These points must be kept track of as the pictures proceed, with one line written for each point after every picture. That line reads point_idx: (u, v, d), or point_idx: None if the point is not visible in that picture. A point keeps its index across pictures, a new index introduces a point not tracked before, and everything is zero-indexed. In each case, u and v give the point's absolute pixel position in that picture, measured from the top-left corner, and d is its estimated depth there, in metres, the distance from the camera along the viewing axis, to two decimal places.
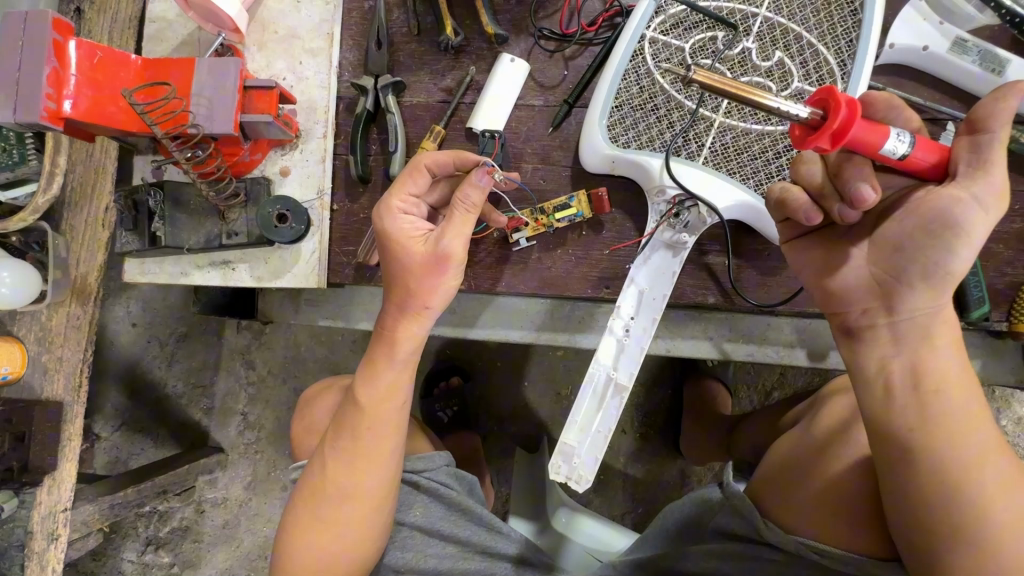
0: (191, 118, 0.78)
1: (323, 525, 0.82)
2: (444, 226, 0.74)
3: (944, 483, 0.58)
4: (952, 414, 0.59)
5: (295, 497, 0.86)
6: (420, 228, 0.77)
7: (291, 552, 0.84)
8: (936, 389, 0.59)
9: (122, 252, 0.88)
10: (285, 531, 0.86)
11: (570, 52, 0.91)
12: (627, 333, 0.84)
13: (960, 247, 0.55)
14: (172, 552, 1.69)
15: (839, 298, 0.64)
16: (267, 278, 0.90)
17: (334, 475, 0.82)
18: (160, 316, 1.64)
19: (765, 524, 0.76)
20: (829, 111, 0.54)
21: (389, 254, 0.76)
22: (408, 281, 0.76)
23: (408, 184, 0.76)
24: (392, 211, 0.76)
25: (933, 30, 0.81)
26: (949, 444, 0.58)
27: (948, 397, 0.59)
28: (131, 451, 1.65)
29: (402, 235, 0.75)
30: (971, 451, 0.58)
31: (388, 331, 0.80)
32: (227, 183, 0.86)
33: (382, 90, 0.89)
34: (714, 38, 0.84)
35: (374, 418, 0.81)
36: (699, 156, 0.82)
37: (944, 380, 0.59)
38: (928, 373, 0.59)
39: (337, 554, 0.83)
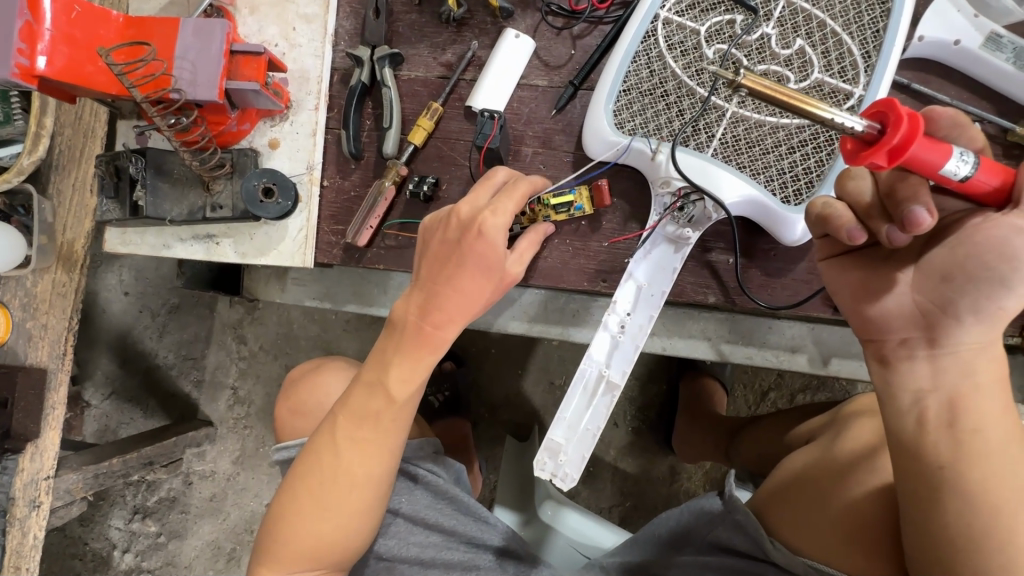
0: (174, 82, 0.74)
1: (320, 512, 0.79)
2: (522, 256, 0.75)
3: (979, 526, 0.55)
4: (991, 453, 0.55)
5: (291, 480, 0.81)
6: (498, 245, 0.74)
7: (280, 534, 0.81)
8: (973, 425, 0.56)
9: (103, 221, 0.85)
10: (274, 512, 0.82)
11: (578, 30, 0.86)
12: (622, 330, 0.80)
13: (1016, 282, 0.52)
14: (159, 522, 1.69)
15: (877, 324, 0.60)
16: (252, 254, 0.86)
17: (343, 465, 0.79)
18: (153, 286, 1.62)
19: (772, 545, 0.77)
20: (887, 125, 0.50)
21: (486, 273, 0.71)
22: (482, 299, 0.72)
23: (514, 204, 0.71)
24: (496, 234, 0.69)
25: (966, 23, 0.76)
26: (986, 483, 0.55)
27: (981, 434, 0.56)
28: (121, 420, 1.64)
29: (496, 260, 0.70)
30: (1007, 487, 0.55)
31: (400, 326, 0.75)
32: (212, 153, 0.82)
33: (379, 62, 0.84)
34: (732, 21, 0.79)
35: (400, 412, 0.77)
36: (708, 148, 0.78)
37: (977, 414, 0.56)
38: (963, 409, 0.56)
39: (332, 541, 0.81)
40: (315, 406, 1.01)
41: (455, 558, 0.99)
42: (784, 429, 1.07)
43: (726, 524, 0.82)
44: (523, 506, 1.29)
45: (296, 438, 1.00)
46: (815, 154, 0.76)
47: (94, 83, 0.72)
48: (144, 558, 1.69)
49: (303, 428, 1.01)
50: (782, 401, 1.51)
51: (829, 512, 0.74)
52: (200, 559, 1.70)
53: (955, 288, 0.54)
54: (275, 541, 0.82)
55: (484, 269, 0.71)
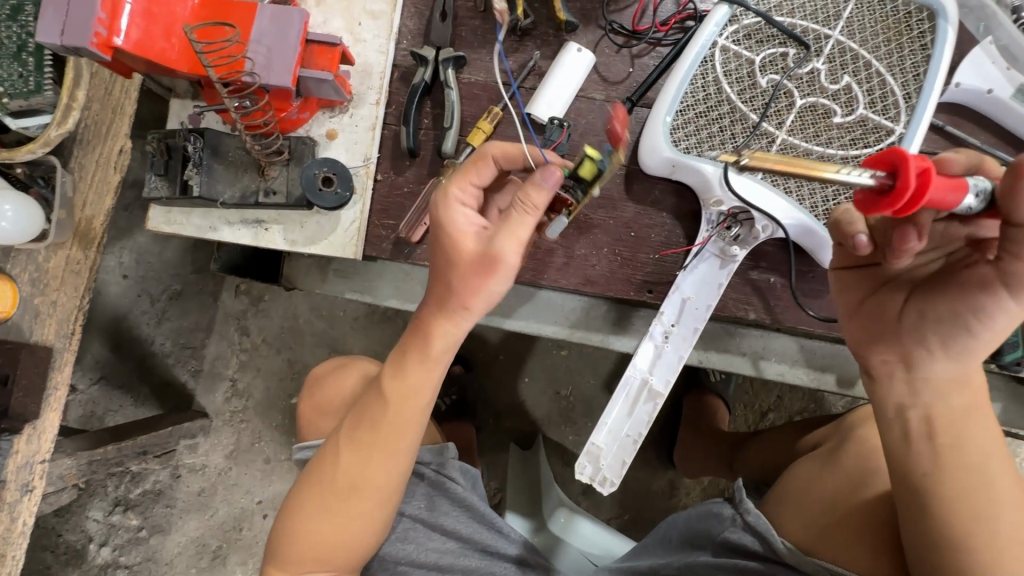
0: (248, 65, 0.74)
1: (323, 511, 0.79)
2: (498, 228, 0.69)
3: (956, 514, 0.59)
4: (973, 457, 0.61)
5: (304, 479, 0.82)
6: (473, 223, 0.71)
7: (290, 534, 0.80)
8: (957, 429, 0.63)
9: (150, 198, 0.83)
10: (286, 510, 0.82)
11: (638, 49, 0.90)
12: (666, 339, 0.84)
13: (978, 326, 0.59)
14: (141, 515, 1.59)
15: (870, 337, 0.67)
16: (301, 243, 0.86)
17: (344, 465, 0.78)
18: (154, 271, 1.54)
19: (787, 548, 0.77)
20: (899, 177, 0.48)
21: (440, 248, 0.71)
22: (450, 275, 0.70)
23: (473, 174, 0.72)
24: (450, 203, 0.71)
25: (999, 75, 0.82)
26: (966, 483, 0.60)
27: (962, 444, 0.61)
28: (108, 408, 1.55)
29: (455, 228, 0.70)
30: (985, 493, 0.59)
31: (418, 325, 0.76)
32: (274, 140, 0.82)
33: (443, 63, 0.86)
34: (786, 54, 0.84)
35: (403, 411, 0.76)
36: (758, 170, 0.82)
37: (957, 418, 0.63)
38: (942, 415, 0.63)
39: (334, 543, 0.79)
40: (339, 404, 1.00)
41: (471, 564, 0.97)
42: (789, 440, 1.07)
43: (736, 523, 0.84)
44: (533, 512, 1.29)
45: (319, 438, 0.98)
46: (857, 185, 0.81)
47: (165, 58, 0.72)
48: (122, 553, 1.58)
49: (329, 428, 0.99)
50: (781, 421, 1.55)
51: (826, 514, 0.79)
52: (183, 556, 1.61)
53: (931, 322, 0.61)
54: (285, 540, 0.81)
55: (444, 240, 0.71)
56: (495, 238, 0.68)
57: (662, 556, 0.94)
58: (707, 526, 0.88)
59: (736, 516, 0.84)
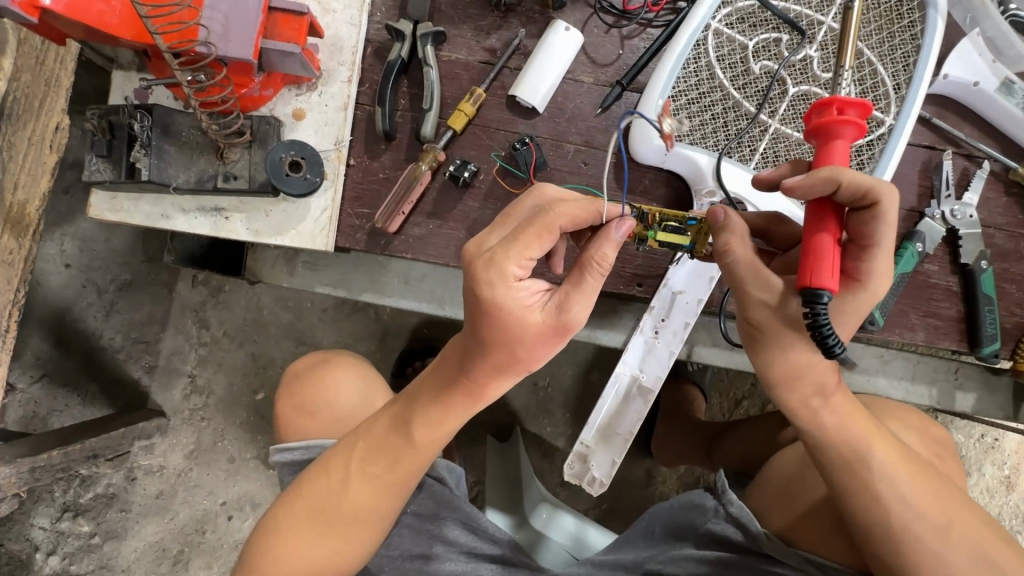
0: (201, 33, 0.66)
1: (316, 533, 0.71)
2: (569, 294, 0.58)
3: (865, 492, 0.63)
4: (842, 435, 0.64)
5: (291, 494, 0.73)
6: (534, 292, 0.58)
7: (266, 556, 0.71)
8: (832, 448, 0.64)
9: (90, 181, 0.74)
10: (264, 525, 0.73)
11: (628, 30, 0.85)
12: (657, 334, 0.82)
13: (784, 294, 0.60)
14: (93, 521, 1.47)
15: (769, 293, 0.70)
16: (266, 233, 0.79)
17: (348, 494, 0.70)
18: (100, 260, 1.42)
19: (766, 537, 0.77)
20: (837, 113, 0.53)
21: (494, 328, 0.58)
22: (517, 350, 0.59)
23: (532, 246, 0.56)
24: (508, 280, 0.56)
25: (985, 67, 0.82)
26: (844, 456, 0.63)
27: (826, 428, 0.64)
28: (52, 409, 1.41)
29: (515, 310, 0.56)
30: (863, 466, 0.63)
31: (443, 354, 0.68)
32: (233, 118, 0.74)
33: (421, 39, 0.79)
34: (779, 40, 0.81)
35: (427, 451, 0.70)
36: (750, 161, 0.80)
37: (830, 436, 0.64)
38: (818, 432, 0.64)
39: (323, 569, 0.72)
40: (323, 404, 0.92)
41: (454, 568, 0.88)
42: (769, 430, 1.05)
43: (718, 515, 0.82)
44: (514, 508, 1.26)
45: (301, 439, 0.89)
46: None
47: (105, 23, 0.65)
48: (72, 562, 1.46)
49: (310, 429, 0.90)
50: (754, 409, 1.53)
51: (799, 503, 0.79)
52: (141, 563, 1.48)
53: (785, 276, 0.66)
54: (258, 559, 0.72)
55: (503, 322, 0.57)
56: (566, 302, 0.57)
57: (644, 549, 0.92)
58: (690, 518, 0.86)
59: (719, 507, 0.82)
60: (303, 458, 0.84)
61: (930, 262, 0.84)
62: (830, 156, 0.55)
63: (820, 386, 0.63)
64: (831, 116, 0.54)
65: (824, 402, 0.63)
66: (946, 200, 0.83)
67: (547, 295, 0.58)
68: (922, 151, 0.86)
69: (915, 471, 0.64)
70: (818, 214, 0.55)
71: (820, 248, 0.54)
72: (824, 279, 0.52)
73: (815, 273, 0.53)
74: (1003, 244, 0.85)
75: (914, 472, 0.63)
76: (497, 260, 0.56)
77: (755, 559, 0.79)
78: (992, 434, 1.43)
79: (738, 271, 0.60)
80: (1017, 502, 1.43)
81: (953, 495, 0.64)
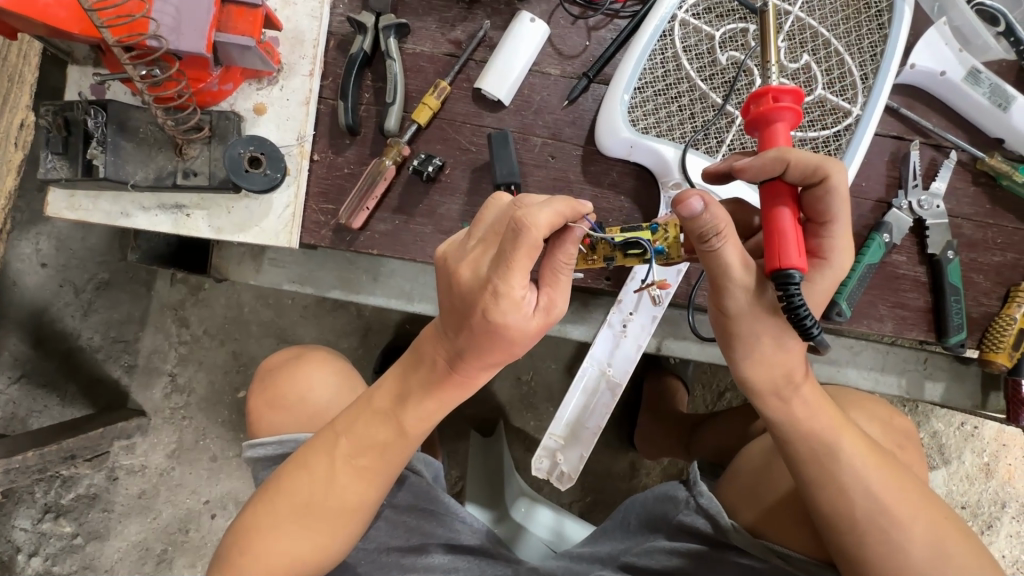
0: (152, 26, 0.65)
1: (300, 528, 0.69)
2: (556, 295, 0.57)
3: (830, 482, 0.63)
4: (812, 425, 0.64)
5: (271, 492, 0.70)
6: (531, 303, 0.56)
7: (246, 554, 0.69)
8: (799, 439, 0.64)
9: (46, 180, 0.73)
10: (242, 524, 0.70)
11: (594, 21, 0.85)
12: (625, 328, 0.82)
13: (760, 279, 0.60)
14: (75, 522, 1.45)
15: None
16: (229, 230, 0.78)
17: (334, 485, 0.69)
18: (77, 259, 1.41)
19: (734, 529, 0.77)
20: (766, 102, 0.55)
21: (494, 341, 0.57)
22: (516, 351, 0.59)
23: (530, 264, 0.52)
24: (516, 303, 0.54)
25: (952, 56, 0.82)
26: (812, 445, 0.64)
27: (796, 418, 0.64)
28: (32, 408, 1.41)
29: (518, 326, 0.55)
30: (830, 456, 0.63)
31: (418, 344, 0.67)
32: (191, 114, 0.73)
33: (383, 31, 0.78)
34: (746, 30, 0.80)
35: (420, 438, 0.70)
36: (717, 153, 0.79)
37: (798, 427, 0.64)
38: (787, 422, 0.64)
39: (308, 563, 0.69)
40: (296, 399, 0.90)
41: (434, 562, 0.86)
42: (744, 420, 1.05)
43: (689, 506, 0.81)
44: (495, 502, 1.25)
45: (273, 434, 0.86)
46: None
47: (51, 17, 0.64)
48: (55, 562, 1.45)
49: (284, 423, 0.88)
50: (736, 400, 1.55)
51: (768, 497, 0.80)
52: (123, 563, 1.47)
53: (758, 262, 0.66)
54: (237, 557, 0.69)
55: (509, 338, 0.56)
56: (557, 302, 0.57)
57: (620, 541, 0.91)
58: (662, 510, 0.85)
59: (690, 499, 0.81)
60: (276, 453, 0.82)
61: (898, 253, 0.84)
62: (774, 139, 0.55)
63: (792, 374, 0.63)
64: (767, 105, 0.55)
65: (792, 392, 0.64)
66: (913, 190, 0.83)
67: (537, 299, 0.57)
68: (890, 141, 0.85)
69: (880, 462, 0.64)
70: (773, 196, 0.55)
71: (786, 230, 0.54)
72: (790, 258, 0.53)
73: (778, 252, 0.53)
74: (971, 234, 0.85)
75: (880, 464, 0.64)
76: (502, 289, 0.53)
77: (726, 549, 0.79)
78: (971, 422, 1.44)
79: (726, 256, 0.57)
80: (996, 488, 1.44)
81: (917, 486, 0.64)
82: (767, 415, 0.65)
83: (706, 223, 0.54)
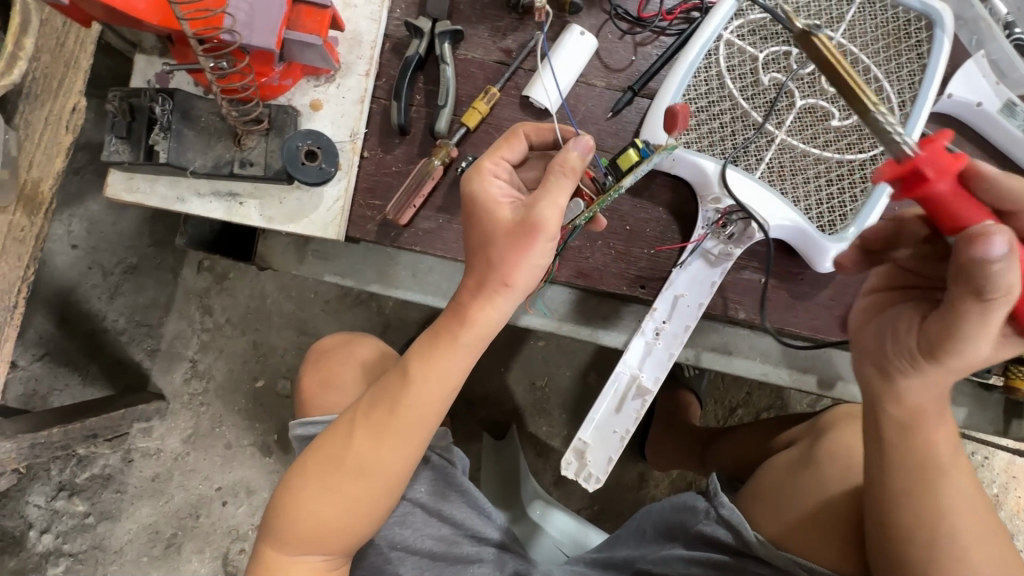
0: (227, 21, 0.68)
1: (330, 491, 0.69)
2: (535, 195, 0.60)
3: (928, 498, 0.61)
4: (929, 440, 0.61)
5: (306, 456, 0.71)
6: (508, 194, 0.64)
7: (282, 518, 0.70)
8: (910, 451, 0.61)
9: (108, 162, 0.76)
10: (279, 488, 0.72)
11: (641, 37, 0.87)
12: (657, 335, 0.83)
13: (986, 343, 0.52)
14: (88, 501, 1.44)
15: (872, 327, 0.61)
16: (279, 220, 0.80)
17: (355, 447, 0.68)
18: (108, 242, 1.41)
19: (758, 539, 0.78)
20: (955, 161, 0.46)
21: (472, 224, 0.63)
22: (492, 250, 0.61)
23: (505, 149, 0.66)
24: (483, 173, 0.64)
25: (988, 88, 0.84)
26: (920, 460, 0.61)
27: (918, 430, 0.60)
28: (53, 386, 1.40)
29: (489, 200, 0.62)
30: (936, 472, 0.61)
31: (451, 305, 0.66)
32: (253, 106, 0.76)
33: (439, 37, 0.81)
34: (788, 53, 0.82)
35: (441, 402, 0.68)
36: (756, 170, 0.82)
37: (923, 437, 0.60)
38: (912, 436, 0.61)
39: (337, 530, 0.70)
40: (333, 383, 0.91)
41: (458, 553, 0.88)
42: (763, 436, 1.07)
43: (710, 517, 0.82)
44: (510, 504, 1.26)
45: (322, 413, 0.88)
46: (850, 190, 0.82)
47: (133, 8, 0.67)
48: (65, 541, 1.43)
49: (330, 403, 0.89)
50: (748, 418, 1.51)
51: (787, 514, 0.80)
52: (133, 545, 1.46)
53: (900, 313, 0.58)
54: (275, 524, 0.71)
55: (482, 218, 0.62)
56: (537, 201, 0.60)
57: (635, 547, 0.93)
58: (680, 519, 0.86)
59: (711, 509, 0.83)
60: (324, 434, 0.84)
61: None
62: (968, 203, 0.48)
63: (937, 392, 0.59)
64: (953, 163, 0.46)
65: (928, 411, 0.60)
66: None
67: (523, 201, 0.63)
68: None
69: (973, 492, 0.63)
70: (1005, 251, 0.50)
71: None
72: None
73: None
74: None
75: (974, 490, 0.63)
76: (480, 168, 0.65)
77: (746, 560, 0.80)
78: (982, 452, 1.44)
79: (981, 328, 0.50)
80: (1005, 519, 1.44)
81: (993, 520, 0.63)
82: (891, 420, 0.60)
83: (987, 291, 0.47)
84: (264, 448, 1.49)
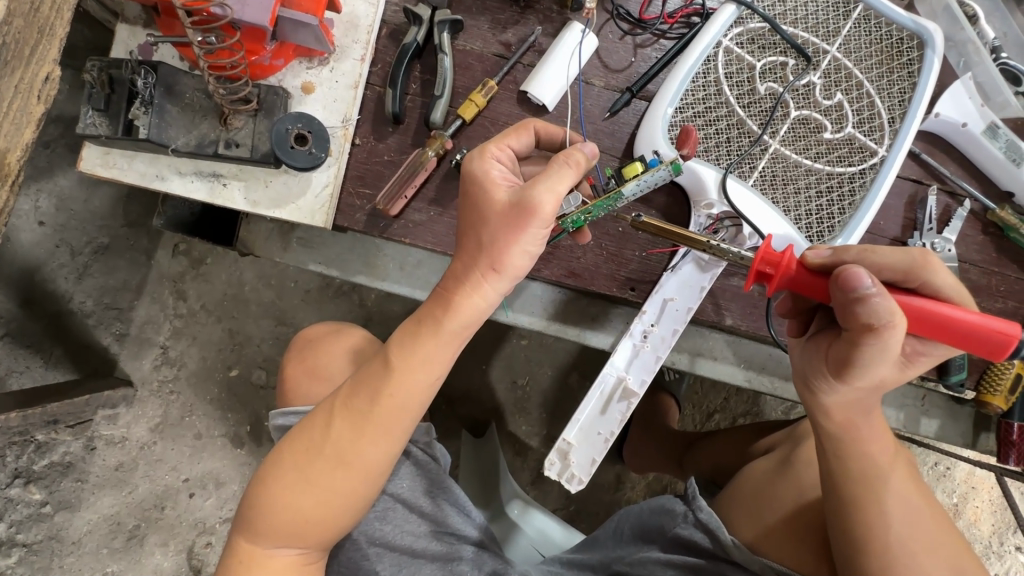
0: None
1: (307, 485, 0.66)
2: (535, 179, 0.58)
3: (875, 507, 0.64)
4: (869, 450, 0.65)
5: (281, 448, 0.69)
6: (508, 179, 0.62)
7: (257, 510, 0.68)
8: (851, 458, 0.65)
9: (84, 135, 0.71)
10: (257, 480, 0.69)
11: (641, 39, 0.87)
12: (645, 338, 0.83)
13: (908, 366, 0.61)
14: (46, 489, 1.35)
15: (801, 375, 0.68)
16: (264, 205, 0.78)
17: (333, 439, 0.66)
18: (78, 221, 1.28)
19: (733, 544, 0.78)
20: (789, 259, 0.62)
21: (468, 204, 0.61)
22: (482, 231, 0.59)
23: (512, 137, 0.66)
24: (485, 155, 0.62)
25: (973, 110, 0.87)
26: (859, 469, 0.65)
27: (859, 440, 0.65)
28: (12, 368, 1.27)
29: (489, 184, 0.60)
30: (879, 480, 0.65)
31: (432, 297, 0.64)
32: (242, 85, 0.73)
33: (438, 26, 0.79)
34: (785, 64, 0.84)
35: (413, 396, 0.65)
36: (749, 178, 0.82)
37: (860, 449, 0.65)
38: (847, 446, 0.66)
39: (314, 523, 0.68)
40: (313, 375, 0.89)
41: (436, 552, 0.86)
42: (742, 443, 1.08)
43: (687, 520, 0.82)
44: (487, 501, 1.25)
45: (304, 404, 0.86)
46: (838, 202, 0.83)
47: None
48: (19, 531, 1.32)
49: (314, 393, 0.87)
50: (725, 423, 1.53)
51: (768, 518, 0.81)
52: (92, 536, 1.39)
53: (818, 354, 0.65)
54: (251, 517, 0.68)
55: (477, 194, 0.60)
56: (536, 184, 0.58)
57: (612, 549, 0.92)
58: (658, 522, 0.86)
59: (689, 513, 0.82)
60: None
61: None
62: (819, 281, 0.61)
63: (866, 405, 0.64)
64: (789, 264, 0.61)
65: (862, 419, 0.65)
66: (928, 232, 0.88)
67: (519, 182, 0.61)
68: (909, 185, 0.90)
69: (924, 500, 0.66)
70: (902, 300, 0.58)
71: (942, 316, 0.55)
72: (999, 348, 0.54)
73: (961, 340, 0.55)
74: (976, 279, 0.89)
75: (925, 497, 0.66)
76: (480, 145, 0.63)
77: (721, 564, 0.81)
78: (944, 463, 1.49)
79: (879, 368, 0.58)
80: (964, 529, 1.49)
81: (947, 524, 0.66)
82: (827, 427, 0.65)
83: (867, 325, 0.55)
84: (235, 440, 1.45)
